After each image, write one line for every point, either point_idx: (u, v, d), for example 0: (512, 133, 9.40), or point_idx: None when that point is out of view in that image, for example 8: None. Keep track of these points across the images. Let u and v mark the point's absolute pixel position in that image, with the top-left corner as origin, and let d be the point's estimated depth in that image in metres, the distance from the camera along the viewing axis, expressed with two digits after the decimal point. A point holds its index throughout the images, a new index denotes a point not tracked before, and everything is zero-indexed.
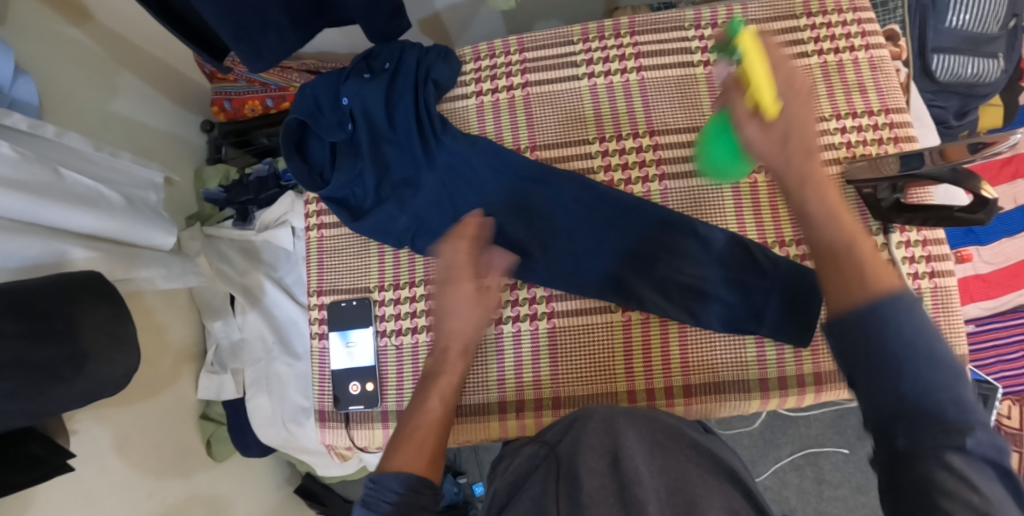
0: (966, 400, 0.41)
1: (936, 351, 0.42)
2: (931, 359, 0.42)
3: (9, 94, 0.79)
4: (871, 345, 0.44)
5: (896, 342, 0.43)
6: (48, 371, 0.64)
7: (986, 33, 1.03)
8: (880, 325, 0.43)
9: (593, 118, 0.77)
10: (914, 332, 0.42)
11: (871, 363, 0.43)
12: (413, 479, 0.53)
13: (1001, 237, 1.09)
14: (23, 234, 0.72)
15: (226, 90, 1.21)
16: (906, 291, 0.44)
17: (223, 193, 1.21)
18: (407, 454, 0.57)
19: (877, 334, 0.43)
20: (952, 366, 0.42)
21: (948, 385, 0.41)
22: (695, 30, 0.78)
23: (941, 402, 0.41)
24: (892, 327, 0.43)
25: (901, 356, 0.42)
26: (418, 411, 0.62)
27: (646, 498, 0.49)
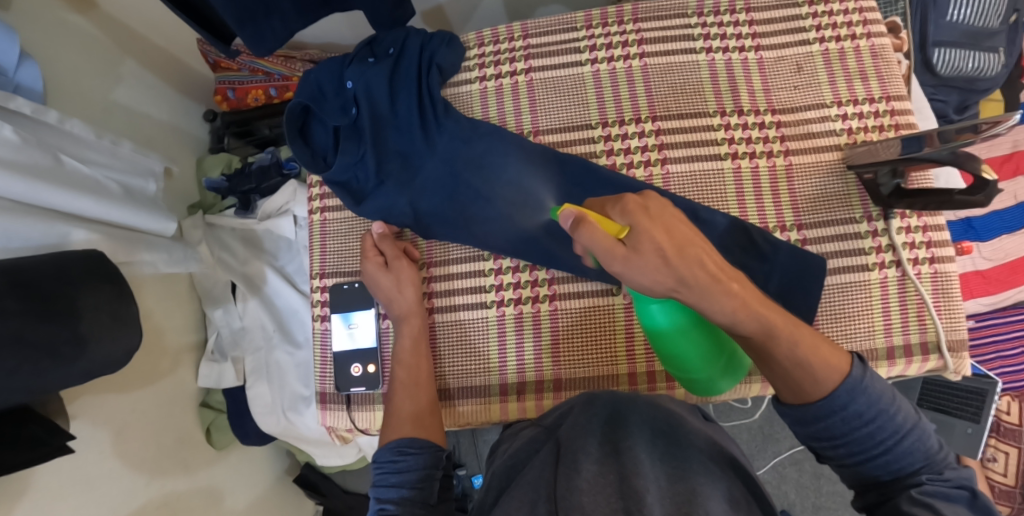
0: (928, 448, 0.54)
1: (895, 418, 0.54)
2: (888, 423, 0.54)
3: (14, 78, 0.79)
4: (843, 425, 0.55)
5: (864, 413, 0.54)
6: (50, 348, 0.64)
7: (987, 27, 1.04)
8: (836, 411, 0.55)
9: (595, 103, 0.77)
10: (878, 406, 0.54)
11: (842, 437, 0.55)
12: (409, 442, 0.62)
13: (1001, 234, 1.09)
14: (26, 216, 0.72)
15: (229, 79, 1.21)
16: (854, 371, 0.56)
17: (226, 182, 1.20)
18: (398, 427, 0.64)
19: (837, 414, 0.55)
20: (909, 423, 0.54)
21: (914, 440, 0.54)
22: (697, 18, 0.78)
23: (909, 455, 0.54)
24: (848, 406, 0.54)
25: (864, 429, 0.54)
26: (398, 389, 0.69)
27: (646, 486, 0.48)
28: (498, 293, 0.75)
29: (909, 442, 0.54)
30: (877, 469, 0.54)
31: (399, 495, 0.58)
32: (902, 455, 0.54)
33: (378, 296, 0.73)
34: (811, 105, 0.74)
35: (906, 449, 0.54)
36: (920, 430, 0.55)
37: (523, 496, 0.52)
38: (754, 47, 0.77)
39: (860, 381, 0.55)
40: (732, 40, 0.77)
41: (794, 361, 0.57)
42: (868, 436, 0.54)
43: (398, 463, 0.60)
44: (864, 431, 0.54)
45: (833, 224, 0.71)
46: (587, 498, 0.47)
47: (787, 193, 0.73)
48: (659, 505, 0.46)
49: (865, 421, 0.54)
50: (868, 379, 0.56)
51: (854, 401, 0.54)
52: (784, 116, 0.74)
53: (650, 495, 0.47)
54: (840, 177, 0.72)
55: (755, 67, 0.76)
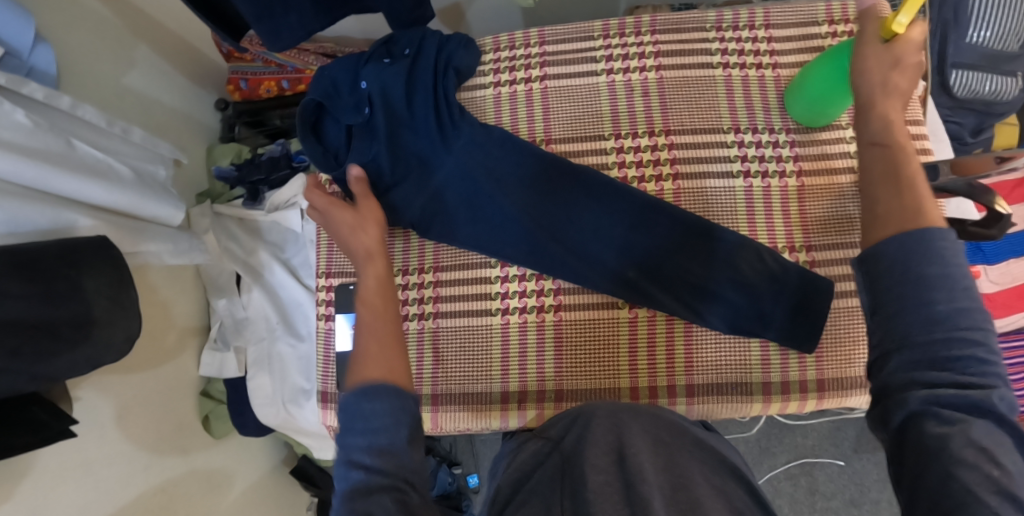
0: (992, 352, 0.41)
1: (970, 306, 0.42)
2: (972, 332, 0.41)
3: (27, 62, 0.77)
4: (910, 285, 0.43)
5: (936, 297, 0.42)
6: (51, 330, 0.65)
7: (1007, 50, 1.02)
8: (903, 258, 0.44)
9: (609, 114, 0.77)
10: (949, 293, 0.42)
11: (906, 307, 0.43)
12: (373, 392, 0.46)
13: (1008, 258, 1.08)
14: (34, 202, 0.71)
15: (243, 70, 1.22)
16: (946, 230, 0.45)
17: (235, 172, 1.20)
18: (364, 370, 0.49)
19: (909, 288, 0.43)
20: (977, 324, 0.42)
21: (977, 346, 0.41)
22: (716, 32, 0.78)
23: (959, 361, 0.41)
24: (936, 288, 0.42)
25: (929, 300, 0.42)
26: (360, 327, 0.55)
27: (652, 494, 0.46)
28: (504, 300, 0.75)
29: (962, 336, 0.41)
30: (931, 362, 0.41)
31: (375, 444, 0.44)
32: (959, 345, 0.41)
33: (336, 232, 0.70)
34: (827, 126, 0.74)
35: (990, 410, 0.40)
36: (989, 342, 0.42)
37: (530, 508, 0.52)
38: (771, 64, 0.76)
39: (933, 239, 0.44)
40: (750, 57, 0.77)
41: (877, 217, 0.49)
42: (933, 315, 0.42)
43: (365, 407, 0.45)
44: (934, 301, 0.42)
45: (842, 247, 0.71)
46: (594, 506, 0.46)
47: (798, 215, 0.73)
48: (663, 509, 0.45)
49: (941, 286, 0.42)
50: (951, 249, 0.44)
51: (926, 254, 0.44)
52: (800, 136, 0.74)
53: (658, 503, 0.45)
54: (852, 201, 0.72)
55: (772, 85, 0.76)
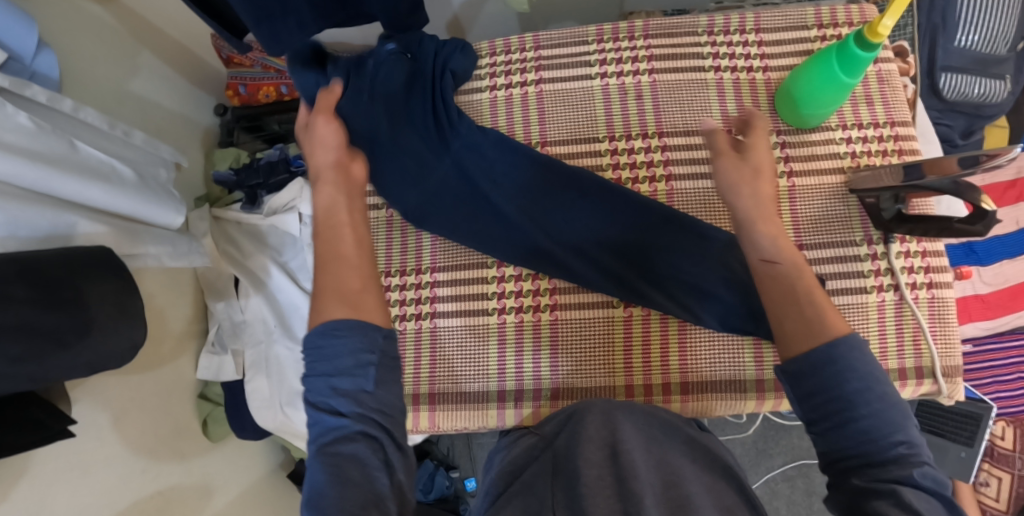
0: (908, 430, 0.47)
1: (881, 388, 0.48)
2: (891, 417, 0.47)
3: (30, 66, 0.78)
4: (829, 377, 0.49)
5: (851, 389, 0.48)
6: (53, 337, 0.65)
7: (996, 54, 1.04)
8: (827, 360, 0.49)
9: (603, 117, 0.78)
10: (865, 382, 0.48)
11: (829, 392, 0.49)
12: (338, 332, 0.49)
13: (1002, 259, 1.09)
14: (36, 203, 0.72)
15: (242, 75, 1.24)
16: (853, 334, 0.51)
17: (233, 176, 1.19)
18: (325, 307, 0.51)
19: (830, 378, 0.49)
20: (901, 404, 0.48)
21: (895, 428, 0.46)
22: (708, 36, 0.79)
23: (882, 440, 0.46)
24: (847, 377, 0.48)
25: (848, 385, 0.48)
26: (323, 260, 0.55)
27: (643, 491, 0.47)
28: (501, 300, 0.76)
29: (883, 416, 0.47)
30: (856, 440, 0.47)
31: (338, 385, 0.47)
32: (883, 426, 0.46)
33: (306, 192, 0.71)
34: (818, 128, 0.75)
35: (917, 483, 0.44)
36: (915, 425, 0.48)
37: (520, 502, 0.52)
38: (762, 68, 0.78)
39: (854, 340, 0.50)
40: (741, 60, 0.78)
41: (789, 336, 0.54)
42: (855, 394, 0.48)
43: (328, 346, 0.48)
44: (858, 385, 0.48)
45: (833, 245, 0.72)
46: (588, 502, 0.47)
47: (790, 214, 0.74)
48: (656, 508, 0.46)
49: (855, 375, 0.48)
50: (858, 348, 0.50)
51: (850, 356, 0.49)
52: (791, 137, 0.75)
53: (648, 500, 0.46)
54: (842, 200, 0.73)
55: (763, 88, 0.77)
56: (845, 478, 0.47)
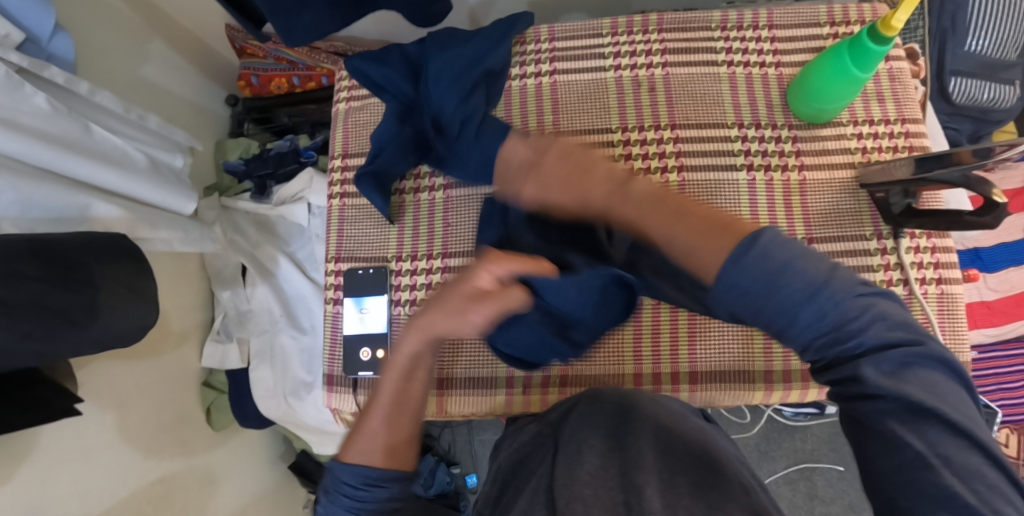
0: (840, 317, 0.42)
1: (793, 293, 0.42)
2: (826, 324, 0.42)
3: (46, 48, 0.79)
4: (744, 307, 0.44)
5: (763, 310, 0.43)
6: (64, 314, 0.65)
7: (1005, 59, 1.05)
8: (733, 283, 0.43)
9: (618, 113, 0.79)
10: (778, 292, 0.42)
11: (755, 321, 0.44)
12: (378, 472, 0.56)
13: (1008, 266, 1.09)
14: (50, 184, 0.72)
15: (254, 66, 1.25)
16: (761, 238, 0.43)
17: (243, 165, 1.20)
18: (369, 453, 0.58)
19: (748, 299, 0.43)
20: (820, 290, 0.42)
21: (839, 335, 0.42)
22: (721, 31, 0.80)
23: (837, 350, 0.42)
24: (763, 305, 0.43)
25: (763, 306, 0.42)
26: (374, 411, 0.59)
27: (647, 480, 0.47)
28: None
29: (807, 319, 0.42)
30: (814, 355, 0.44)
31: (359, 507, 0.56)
32: (810, 316, 0.42)
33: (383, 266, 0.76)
34: (830, 123, 0.76)
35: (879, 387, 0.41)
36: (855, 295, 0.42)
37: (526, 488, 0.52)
38: (775, 63, 0.78)
39: (753, 247, 0.43)
40: (754, 55, 0.79)
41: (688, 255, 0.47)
42: (766, 316, 0.43)
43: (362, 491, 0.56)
44: (762, 293, 0.42)
45: (844, 239, 0.72)
46: (589, 491, 0.47)
47: (800, 207, 0.74)
48: (658, 499, 0.45)
49: (763, 297, 0.42)
50: (760, 250, 0.42)
51: (747, 258, 0.43)
52: (802, 132, 0.76)
53: (650, 489, 0.45)
54: (853, 195, 0.74)
55: (774, 83, 0.78)
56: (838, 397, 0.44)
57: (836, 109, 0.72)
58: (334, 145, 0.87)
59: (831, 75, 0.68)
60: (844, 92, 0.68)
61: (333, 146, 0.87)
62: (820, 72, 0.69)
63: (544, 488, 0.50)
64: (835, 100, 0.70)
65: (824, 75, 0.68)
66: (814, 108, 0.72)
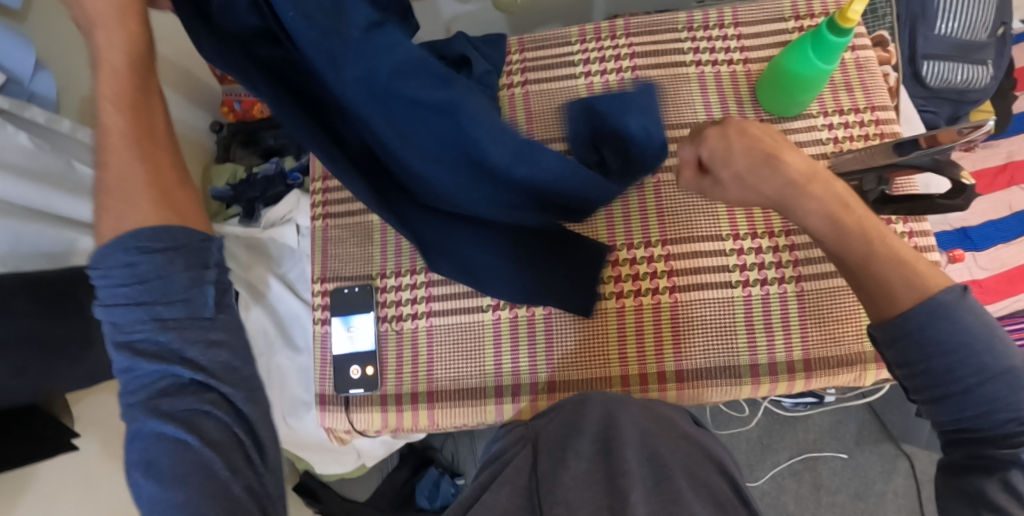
0: (1023, 399, 0.47)
1: (985, 357, 0.47)
2: (1006, 396, 0.47)
3: (29, 87, 0.77)
4: (921, 355, 0.49)
5: (943, 365, 0.48)
6: (57, 347, 0.66)
7: (976, 40, 1.06)
8: (921, 332, 0.49)
9: (602, 227, 0.78)
10: (970, 350, 0.48)
11: (919, 364, 0.49)
12: (148, 234, 0.44)
13: (996, 243, 1.10)
14: (36, 221, 0.73)
15: (236, 92, 1.28)
16: (964, 298, 0.49)
17: (230, 191, 1.21)
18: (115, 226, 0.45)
19: (936, 352, 0.48)
20: (1014, 368, 0.47)
21: (1004, 409, 0.47)
22: (688, 32, 0.81)
23: (998, 423, 0.47)
24: (951, 359, 0.48)
25: (946, 360, 0.48)
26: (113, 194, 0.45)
27: (632, 484, 0.48)
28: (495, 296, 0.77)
29: (993, 383, 0.47)
30: (959, 412, 0.49)
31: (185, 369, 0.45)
32: (989, 396, 0.47)
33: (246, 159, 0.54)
34: (800, 115, 0.76)
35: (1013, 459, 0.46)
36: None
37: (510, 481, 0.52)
38: (742, 60, 0.79)
39: (958, 306, 0.48)
40: (721, 53, 0.80)
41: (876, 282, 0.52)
42: (948, 369, 0.48)
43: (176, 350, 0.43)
44: (945, 364, 0.48)
45: None
46: (574, 494, 0.48)
47: None
48: (643, 504, 0.46)
49: (945, 352, 0.48)
50: (965, 307, 0.48)
51: (940, 326, 0.48)
52: (773, 126, 0.76)
53: (636, 494, 0.47)
54: None
55: (743, 79, 0.79)
56: (957, 438, 0.51)
57: (806, 100, 0.73)
58: (314, 169, 0.88)
59: (792, 70, 0.69)
60: (808, 86, 0.70)
61: (313, 169, 0.88)
62: (782, 68, 0.70)
63: (530, 491, 0.51)
64: (800, 94, 0.71)
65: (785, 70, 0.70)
66: (782, 102, 0.73)
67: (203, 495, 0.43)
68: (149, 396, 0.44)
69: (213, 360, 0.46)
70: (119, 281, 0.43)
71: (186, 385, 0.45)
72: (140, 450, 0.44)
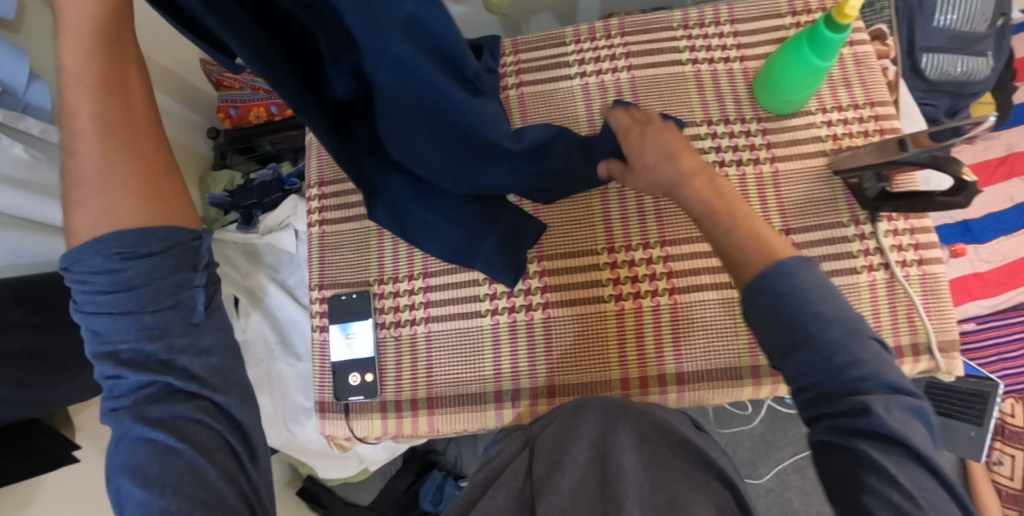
0: (877, 361, 0.43)
1: (837, 320, 0.44)
2: (861, 356, 0.43)
3: (23, 98, 0.74)
4: (775, 327, 0.45)
5: (798, 333, 0.44)
6: (55, 360, 0.65)
7: (975, 31, 1.05)
8: (776, 300, 0.45)
9: (601, 229, 0.77)
10: (814, 313, 0.44)
11: (773, 336, 0.45)
12: (133, 238, 0.45)
13: (998, 236, 1.09)
14: (33, 232, 0.72)
15: (232, 98, 1.23)
16: (803, 263, 0.46)
17: (228, 198, 1.21)
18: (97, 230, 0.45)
19: (791, 322, 0.44)
20: (854, 326, 0.44)
21: (868, 373, 0.43)
22: (683, 30, 0.80)
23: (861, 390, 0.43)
24: (810, 328, 0.44)
25: (808, 330, 0.44)
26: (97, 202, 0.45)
27: (627, 493, 0.48)
28: (493, 301, 0.77)
29: (848, 347, 0.43)
30: (822, 383, 0.44)
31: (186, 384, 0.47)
32: (844, 362, 0.43)
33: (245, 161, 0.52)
34: (798, 113, 0.76)
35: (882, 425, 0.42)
36: (867, 338, 0.44)
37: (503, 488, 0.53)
38: (739, 57, 0.79)
39: (796, 269, 0.46)
40: (717, 51, 0.79)
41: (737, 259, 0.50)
42: (801, 337, 0.44)
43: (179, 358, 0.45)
44: (804, 333, 0.44)
45: (821, 228, 0.72)
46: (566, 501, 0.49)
47: (774, 200, 0.74)
48: (637, 509, 0.47)
49: (806, 318, 0.44)
50: (806, 270, 0.46)
51: (790, 289, 0.45)
52: (771, 124, 0.76)
53: (631, 502, 0.47)
54: (826, 182, 0.74)
55: (740, 76, 0.78)
56: (817, 410, 0.44)
57: (806, 97, 0.72)
58: (310, 176, 0.87)
59: (791, 66, 0.68)
60: (808, 82, 0.69)
61: (309, 175, 0.87)
62: (780, 64, 0.69)
63: (524, 492, 0.52)
64: (800, 91, 0.70)
65: (784, 66, 0.69)
66: (780, 99, 0.73)
67: (194, 500, 0.44)
68: (137, 402, 0.46)
69: (203, 366, 0.48)
70: (101, 287, 0.44)
71: (175, 391, 0.47)
72: (124, 454, 0.45)
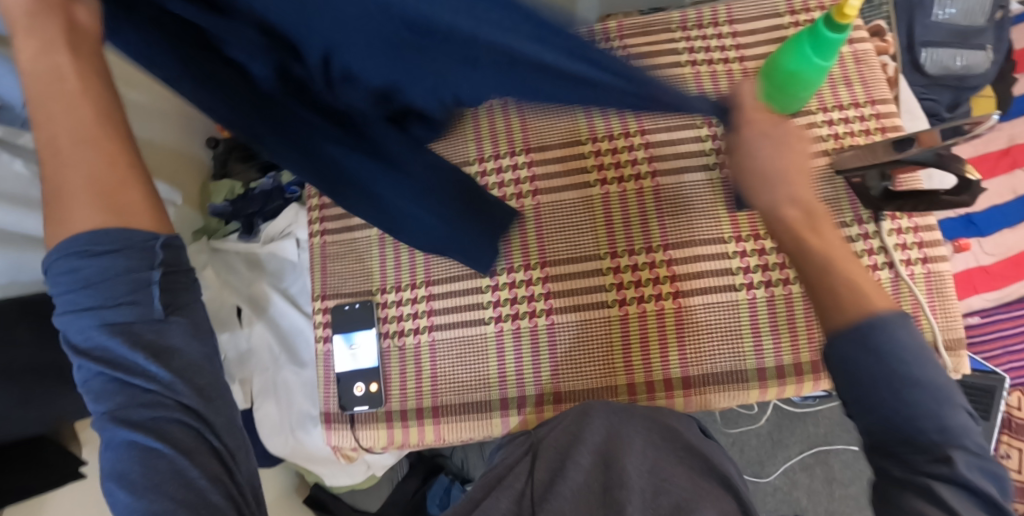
0: (953, 418, 0.41)
1: (926, 369, 0.42)
2: (933, 407, 0.41)
3: (20, 114, 0.72)
4: (856, 362, 0.44)
5: (886, 374, 0.43)
6: (62, 376, 0.65)
7: (975, 25, 1.05)
8: (863, 337, 0.44)
9: (604, 232, 0.77)
10: (908, 364, 0.43)
11: (858, 373, 0.44)
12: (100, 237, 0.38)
13: (1001, 229, 1.09)
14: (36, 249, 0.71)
15: None
16: (906, 318, 0.44)
17: (229, 206, 1.19)
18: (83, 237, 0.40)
19: (884, 365, 0.43)
20: (940, 384, 0.42)
21: (946, 427, 0.41)
22: (682, 32, 0.80)
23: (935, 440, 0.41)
24: (905, 373, 0.42)
25: (899, 372, 0.43)
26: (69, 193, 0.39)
27: (629, 497, 0.48)
28: (497, 308, 0.77)
29: (925, 397, 0.42)
30: (900, 428, 0.42)
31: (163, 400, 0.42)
32: (920, 415, 0.41)
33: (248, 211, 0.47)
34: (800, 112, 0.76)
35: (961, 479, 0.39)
36: (958, 408, 0.42)
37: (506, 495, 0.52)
38: (739, 58, 0.78)
39: (898, 319, 0.44)
40: (717, 51, 0.79)
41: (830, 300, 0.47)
42: (874, 373, 0.43)
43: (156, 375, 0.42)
44: (888, 372, 0.43)
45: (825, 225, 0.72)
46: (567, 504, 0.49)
47: None
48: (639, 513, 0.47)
49: (899, 361, 0.43)
50: (904, 322, 0.44)
51: (893, 333, 0.44)
52: None
53: (633, 505, 0.47)
54: (830, 182, 0.73)
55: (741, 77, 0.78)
56: (890, 460, 0.43)
57: (805, 95, 0.72)
58: None
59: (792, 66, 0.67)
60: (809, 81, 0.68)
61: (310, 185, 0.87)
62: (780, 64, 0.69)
63: (524, 495, 0.52)
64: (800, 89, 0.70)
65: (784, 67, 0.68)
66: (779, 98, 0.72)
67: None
68: (116, 407, 0.40)
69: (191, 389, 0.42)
70: (66, 287, 0.38)
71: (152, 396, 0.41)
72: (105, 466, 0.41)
